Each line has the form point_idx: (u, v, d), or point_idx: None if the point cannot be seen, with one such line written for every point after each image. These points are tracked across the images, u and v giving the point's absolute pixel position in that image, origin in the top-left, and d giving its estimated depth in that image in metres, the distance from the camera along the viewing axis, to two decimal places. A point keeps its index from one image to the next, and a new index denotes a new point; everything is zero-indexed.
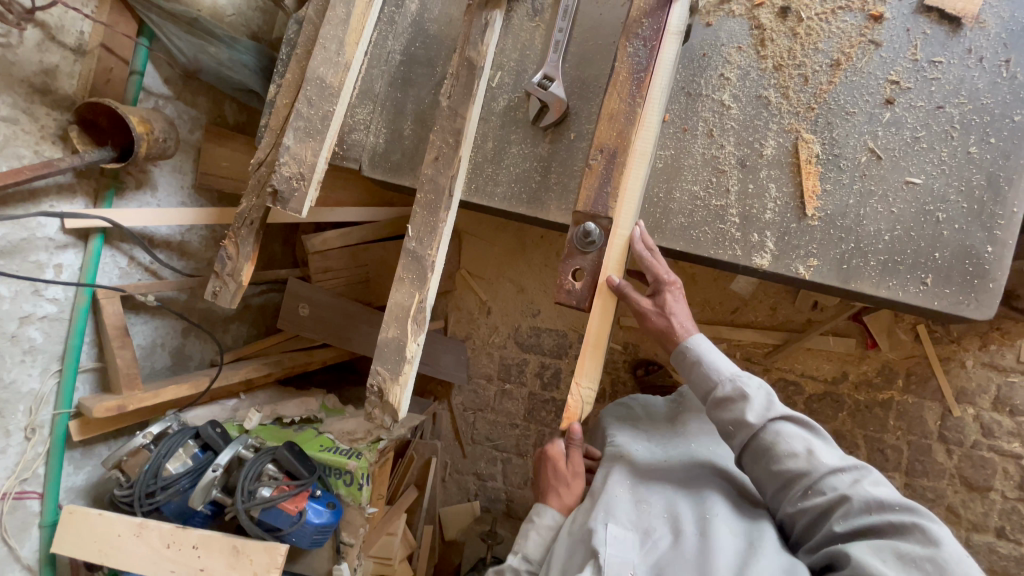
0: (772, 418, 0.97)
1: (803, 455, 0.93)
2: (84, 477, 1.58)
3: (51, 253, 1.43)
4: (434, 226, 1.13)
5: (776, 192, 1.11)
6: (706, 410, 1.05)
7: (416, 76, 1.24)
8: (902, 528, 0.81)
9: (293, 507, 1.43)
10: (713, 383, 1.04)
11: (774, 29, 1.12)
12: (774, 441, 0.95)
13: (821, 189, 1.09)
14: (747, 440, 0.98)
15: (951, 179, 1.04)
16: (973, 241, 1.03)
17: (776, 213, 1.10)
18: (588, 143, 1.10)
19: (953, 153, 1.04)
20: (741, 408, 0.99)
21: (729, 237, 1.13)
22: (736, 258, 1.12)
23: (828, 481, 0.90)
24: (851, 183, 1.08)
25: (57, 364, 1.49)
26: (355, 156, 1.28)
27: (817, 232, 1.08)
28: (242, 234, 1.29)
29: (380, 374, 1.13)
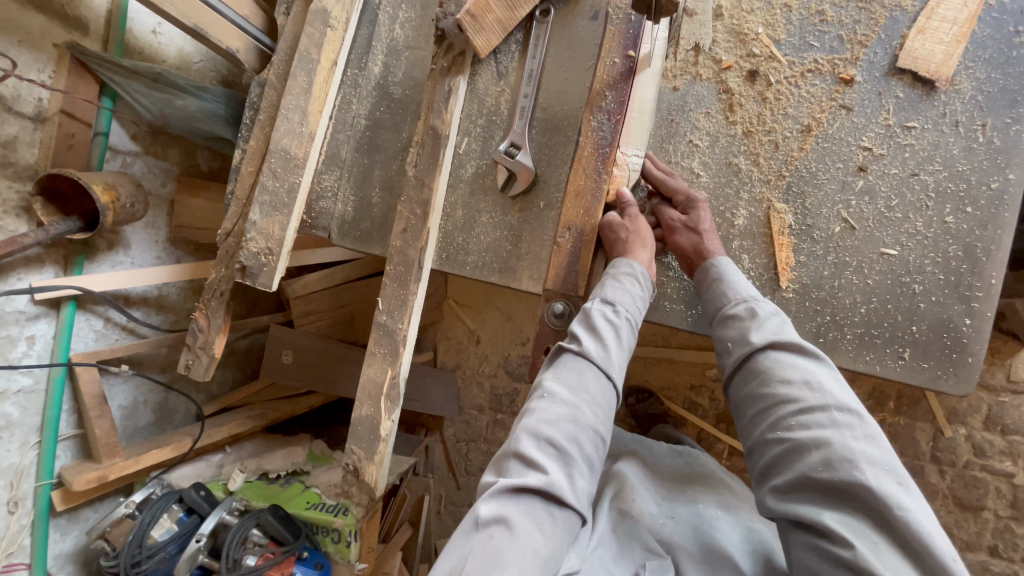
0: (774, 344, 0.89)
1: (797, 384, 0.84)
2: (70, 544, 1.56)
3: (23, 325, 1.41)
4: (405, 299, 1.11)
5: (749, 264, 1.08)
6: (713, 330, 0.99)
7: (382, 142, 1.21)
8: (880, 496, 0.71)
9: (279, 573, 1.44)
10: (728, 302, 0.98)
11: (743, 94, 1.10)
12: (771, 367, 0.87)
13: (794, 261, 1.06)
14: (743, 359, 0.91)
15: (927, 250, 1.01)
16: (951, 313, 1.00)
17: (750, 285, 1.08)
18: (558, 214, 1.07)
19: (928, 223, 1.02)
20: (747, 328, 0.92)
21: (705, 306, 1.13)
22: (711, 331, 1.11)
23: (815, 417, 0.80)
24: (826, 254, 1.05)
25: (36, 436, 1.47)
26: (324, 223, 1.24)
27: (793, 305, 1.05)
28: (212, 306, 1.27)
29: (356, 453, 1.11)
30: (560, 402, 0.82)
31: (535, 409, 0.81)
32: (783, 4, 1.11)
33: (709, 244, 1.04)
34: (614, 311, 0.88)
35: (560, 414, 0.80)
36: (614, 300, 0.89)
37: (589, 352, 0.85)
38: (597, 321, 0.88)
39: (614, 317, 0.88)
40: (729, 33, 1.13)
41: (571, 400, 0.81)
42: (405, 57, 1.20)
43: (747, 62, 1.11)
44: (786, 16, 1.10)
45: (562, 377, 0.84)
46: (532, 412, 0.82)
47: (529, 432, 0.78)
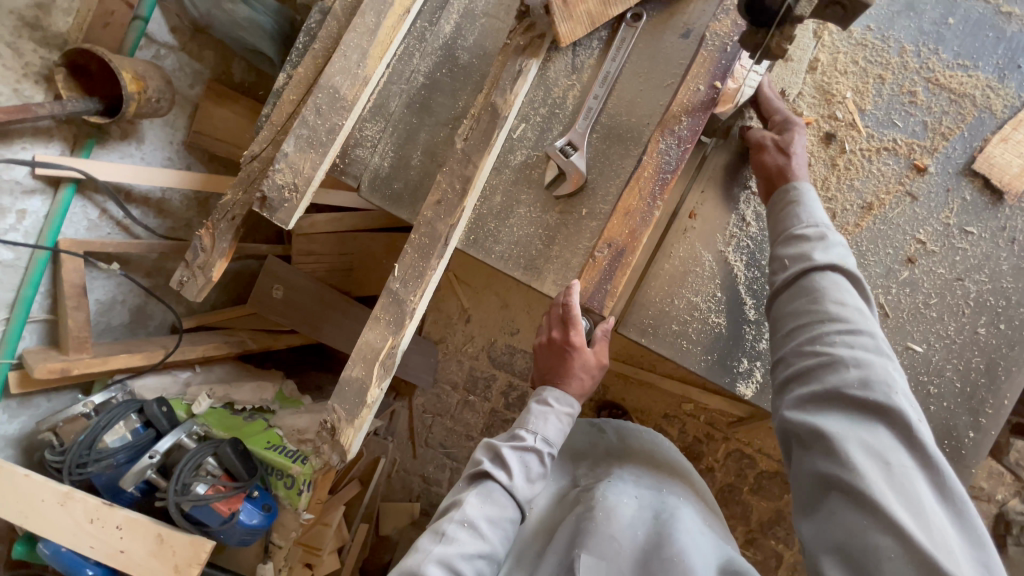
0: (836, 266, 0.83)
1: (850, 308, 0.79)
2: (16, 427, 1.52)
3: (16, 198, 1.35)
4: (422, 271, 1.08)
5: None
6: (770, 244, 0.92)
7: (435, 105, 1.15)
8: (908, 429, 0.70)
9: (226, 507, 1.39)
10: (797, 223, 0.89)
11: (816, 155, 1.10)
12: (827, 287, 0.82)
13: None
14: (797, 273, 0.85)
15: (952, 356, 1.04)
16: (958, 422, 1.03)
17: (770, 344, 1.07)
18: (599, 225, 1.04)
19: (960, 329, 1.04)
20: (812, 245, 0.85)
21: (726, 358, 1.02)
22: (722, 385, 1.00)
23: (864, 344, 0.76)
24: None
25: (5, 312, 1.41)
26: (356, 172, 1.19)
27: None
28: (221, 228, 1.21)
29: (337, 412, 1.09)
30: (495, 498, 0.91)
31: (474, 499, 0.90)
32: (877, 74, 1.10)
33: (796, 165, 0.93)
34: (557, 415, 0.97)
35: (500, 510, 0.90)
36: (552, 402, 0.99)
37: (537, 458, 0.95)
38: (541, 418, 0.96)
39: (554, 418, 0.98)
40: (815, 89, 1.12)
41: (508, 500, 0.91)
42: (481, 23, 1.14)
43: (826, 124, 1.10)
44: (877, 87, 1.09)
45: (520, 465, 0.93)
46: (489, 490, 0.91)
47: (480, 508, 0.89)
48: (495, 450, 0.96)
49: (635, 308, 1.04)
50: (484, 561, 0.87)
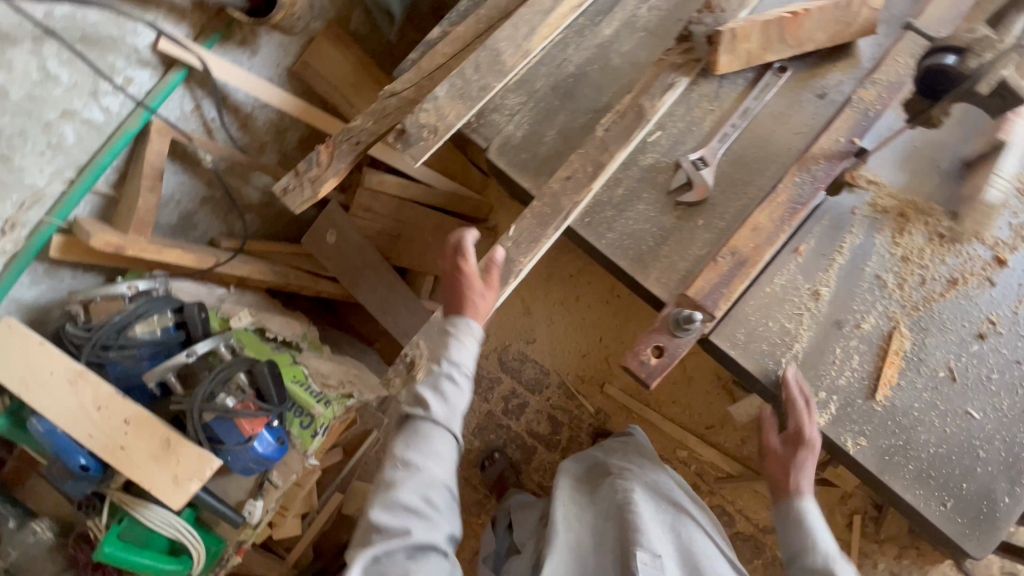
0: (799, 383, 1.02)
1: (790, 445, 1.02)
2: (33, 295, 1.42)
3: (129, 64, 1.31)
4: (538, 238, 1.12)
5: (856, 364, 1.04)
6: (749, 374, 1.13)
7: (580, 94, 1.23)
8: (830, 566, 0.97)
9: (248, 428, 1.33)
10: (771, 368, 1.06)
11: (917, 224, 1.08)
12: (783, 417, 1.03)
13: (896, 382, 1.03)
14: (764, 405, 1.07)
15: (1006, 429, 1.01)
16: (997, 486, 1.00)
17: (849, 382, 1.04)
18: (713, 238, 1.11)
19: (1014, 406, 1.02)
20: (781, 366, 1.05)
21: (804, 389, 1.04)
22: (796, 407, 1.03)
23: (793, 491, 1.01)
24: (922, 390, 1.03)
25: (72, 173, 1.35)
26: (487, 134, 1.24)
27: (876, 418, 1.02)
28: (341, 149, 1.22)
29: (419, 349, 1.10)
30: (429, 459, 1.01)
31: (410, 451, 1.01)
32: None
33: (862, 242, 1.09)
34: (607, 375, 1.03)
35: (428, 460, 1.01)
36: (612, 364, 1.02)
37: (433, 409, 1.03)
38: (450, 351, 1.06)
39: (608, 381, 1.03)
40: None
41: (434, 448, 1.01)
42: (639, 36, 1.24)
43: None
44: None
45: (431, 401, 1.03)
46: (422, 453, 1.01)
47: (408, 461, 1.00)
48: (416, 395, 1.06)
49: (729, 319, 1.08)
50: (421, 525, 0.96)
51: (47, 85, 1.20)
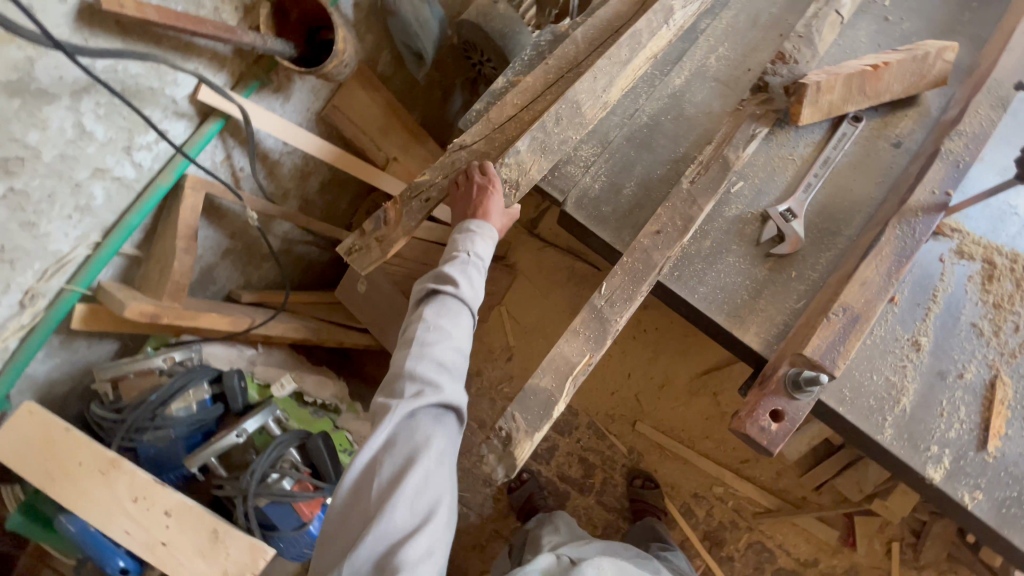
0: None
1: None
2: (46, 371, 1.26)
3: (166, 116, 1.20)
4: (633, 295, 1.07)
5: (964, 415, 1.03)
6: None
7: (656, 144, 1.21)
8: None
9: (307, 511, 1.21)
10: None
11: (1005, 273, 1.09)
12: None
13: (1005, 432, 1.02)
14: None
15: None
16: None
17: (960, 434, 1.02)
18: (807, 290, 1.09)
19: None
20: None
21: (915, 443, 1.02)
22: (910, 462, 1.01)
23: None
24: None
25: (98, 235, 1.21)
26: (562, 186, 1.20)
27: (990, 470, 1.00)
28: (412, 205, 1.15)
29: (515, 422, 1.00)
30: (450, 327, 1.00)
31: (432, 309, 1.01)
32: None
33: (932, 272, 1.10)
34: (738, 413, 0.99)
35: (444, 326, 0.99)
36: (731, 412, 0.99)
37: (461, 295, 1.03)
38: (415, 321, 1.02)
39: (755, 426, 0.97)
40: None
41: (458, 308, 1.02)
42: (710, 85, 1.24)
43: None
44: None
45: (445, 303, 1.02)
46: (431, 337, 0.98)
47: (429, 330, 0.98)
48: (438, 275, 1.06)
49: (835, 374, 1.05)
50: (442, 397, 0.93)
51: (81, 142, 1.07)
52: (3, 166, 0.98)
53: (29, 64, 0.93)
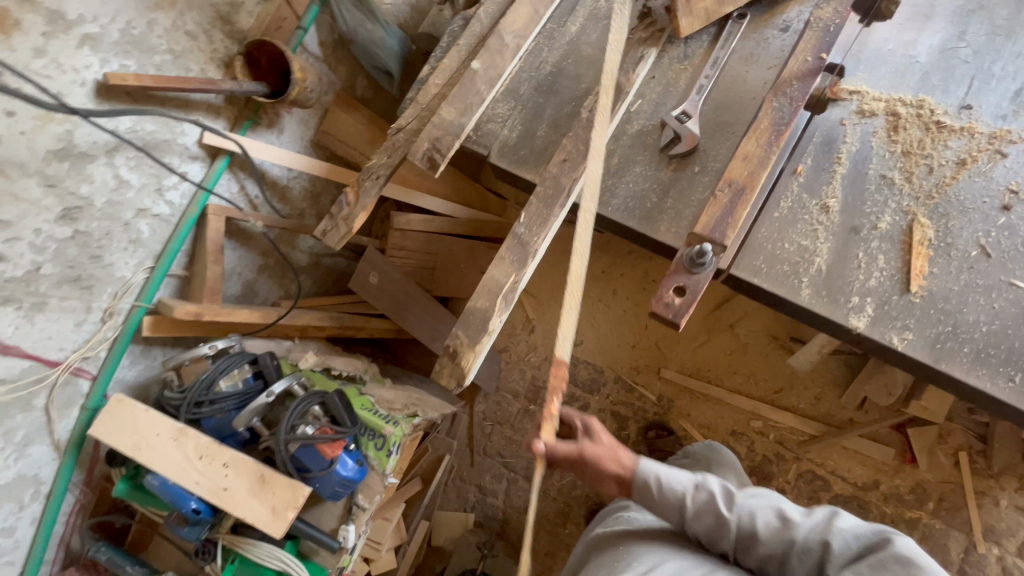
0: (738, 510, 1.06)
1: (778, 522, 1.03)
2: (134, 374, 1.64)
3: (183, 160, 1.56)
4: (547, 217, 1.22)
5: (883, 264, 1.05)
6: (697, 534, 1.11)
7: (561, 87, 1.36)
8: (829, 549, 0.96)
9: (329, 452, 1.46)
10: (681, 495, 1.12)
11: (910, 120, 1.11)
12: (754, 530, 1.04)
13: (928, 271, 1.03)
14: (733, 541, 1.06)
15: None
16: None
17: (880, 282, 1.04)
18: (711, 180, 1.17)
19: None
20: (744, 525, 1.05)
21: (836, 297, 1.05)
22: (831, 315, 1.04)
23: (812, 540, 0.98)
24: (959, 273, 1.02)
25: (151, 262, 1.58)
26: (486, 143, 1.38)
27: (917, 309, 1.02)
28: (365, 185, 1.39)
29: (459, 338, 1.21)
30: None
31: None
32: None
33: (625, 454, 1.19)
34: (701, 497, 1.11)
35: None
36: (694, 518, 1.10)
37: None
38: None
39: (711, 494, 1.09)
40: None
41: None
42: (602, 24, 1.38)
43: None
44: None
45: None
46: None
47: None
48: None
49: (746, 251, 1.11)
50: None
51: (121, 189, 1.45)
52: (69, 214, 1.36)
53: (68, 135, 1.31)
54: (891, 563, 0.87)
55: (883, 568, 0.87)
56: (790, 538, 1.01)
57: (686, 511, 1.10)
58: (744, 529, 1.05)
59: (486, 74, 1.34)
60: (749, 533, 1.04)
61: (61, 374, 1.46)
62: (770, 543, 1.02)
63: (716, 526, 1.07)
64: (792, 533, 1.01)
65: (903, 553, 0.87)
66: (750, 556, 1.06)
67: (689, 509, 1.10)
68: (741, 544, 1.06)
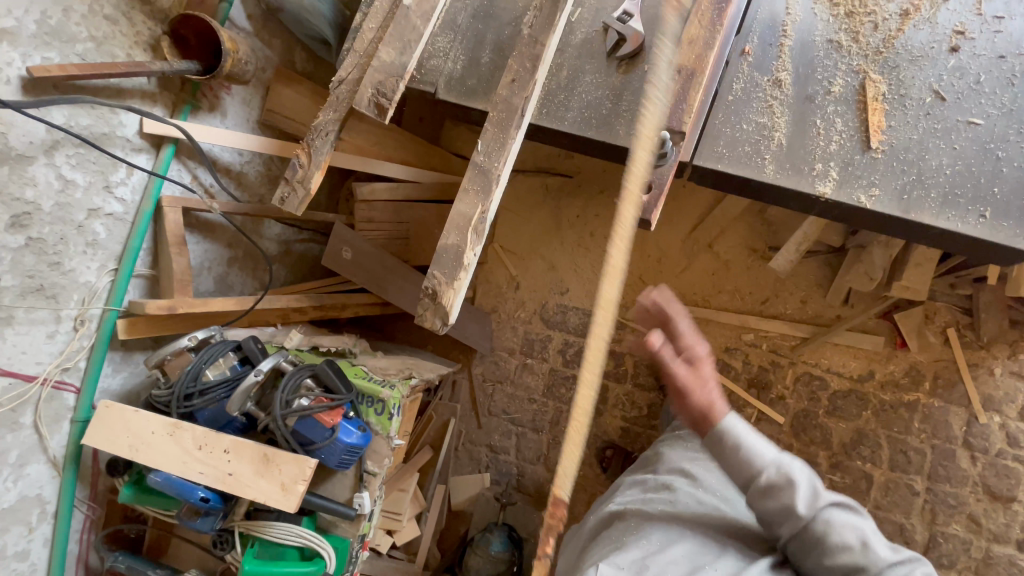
0: (818, 504, 0.99)
1: (857, 545, 0.94)
2: (119, 382, 1.61)
3: (127, 153, 1.50)
4: (504, 141, 1.19)
5: (841, 126, 1.04)
6: (747, 495, 1.05)
7: (499, 10, 1.32)
8: None
9: (328, 420, 1.45)
10: (756, 468, 1.04)
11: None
12: (825, 531, 0.96)
13: (886, 125, 1.02)
14: (792, 529, 1.01)
15: (1013, 120, 0.99)
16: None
17: (840, 145, 1.04)
18: (660, 74, 1.16)
19: (1015, 97, 0.99)
20: (790, 496, 1.00)
21: (798, 167, 1.05)
22: (798, 186, 1.04)
23: (883, 572, 0.91)
24: (917, 122, 1.02)
25: (114, 263, 1.53)
26: (432, 80, 1.34)
27: (880, 164, 1.01)
28: (316, 144, 1.35)
29: (436, 278, 1.17)
30: None
31: None
32: None
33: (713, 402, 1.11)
34: (781, 482, 1.01)
35: None
36: (763, 495, 1.02)
37: None
38: None
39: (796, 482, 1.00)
40: None
41: None
42: None
43: None
44: None
45: None
46: None
47: None
48: None
49: (705, 137, 1.10)
50: None
51: (67, 191, 1.39)
52: (18, 221, 1.30)
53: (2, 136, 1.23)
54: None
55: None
56: (859, 566, 0.92)
57: (754, 486, 1.03)
58: (815, 532, 0.97)
59: (421, 9, 1.31)
60: (822, 537, 0.96)
61: (42, 389, 1.42)
62: (840, 562, 0.94)
63: (783, 511, 1.00)
64: (868, 560, 0.92)
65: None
66: (808, 559, 0.99)
67: (761, 485, 1.02)
68: (806, 544, 0.99)
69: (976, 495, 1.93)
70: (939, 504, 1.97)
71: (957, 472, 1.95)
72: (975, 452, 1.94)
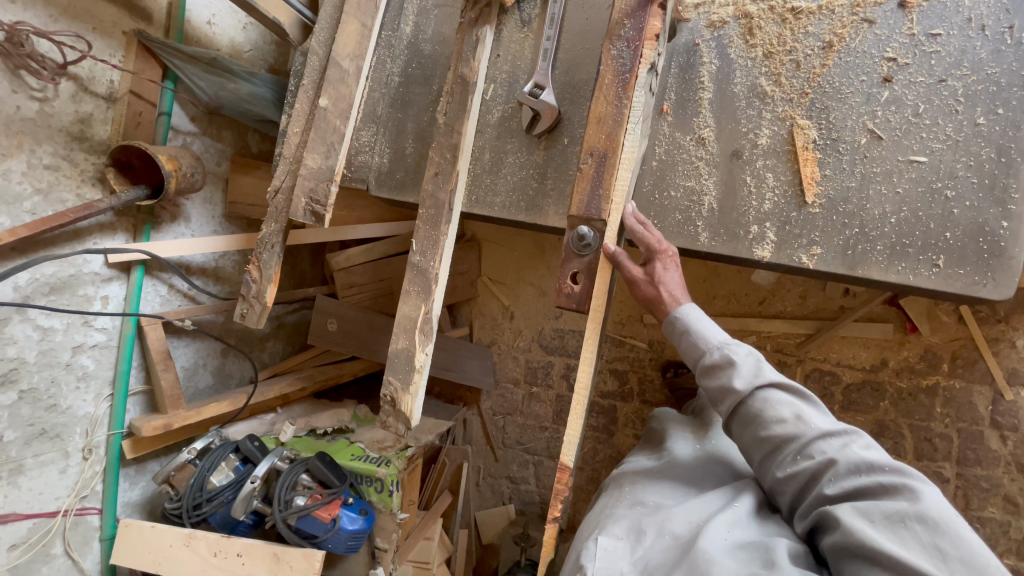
0: (759, 386, 0.96)
1: (792, 420, 0.91)
2: (138, 492, 1.71)
3: (98, 286, 1.56)
4: (436, 238, 1.18)
5: (774, 181, 1.21)
6: (697, 377, 1.05)
7: (414, 96, 1.41)
8: (888, 490, 0.79)
9: (327, 514, 1.51)
10: (702, 351, 1.03)
11: (761, 18, 1.25)
12: (763, 408, 0.94)
13: (820, 175, 1.19)
14: (735, 406, 0.97)
15: (960, 154, 1.11)
16: (987, 217, 1.10)
17: (775, 203, 1.21)
18: (580, 148, 1.21)
19: (959, 126, 1.12)
20: (729, 375, 0.98)
21: (731, 232, 1.23)
22: (739, 252, 1.22)
23: (818, 445, 0.88)
24: (852, 166, 1.17)
25: (109, 388, 1.61)
26: (363, 176, 1.45)
27: (819, 220, 1.18)
28: (264, 257, 1.37)
29: (392, 384, 1.17)
30: None
31: None
32: None
33: (668, 297, 1.09)
34: (726, 362, 1.00)
35: None
36: (705, 376, 1.02)
37: None
38: None
39: (736, 359, 0.99)
40: None
41: None
42: (434, 15, 1.41)
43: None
44: None
45: None
46: None
47: None
48: None
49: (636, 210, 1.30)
50: None
51: (48, 337, 1.46)
52: (6, 379, 1.38)
53: None
54: (914, 523, 0.74)
55: (902, 525, 0.75)
56: (790, 437, 0.91)
57: (699, 365, 1.03)
58: (751, 409, 0.96)
59: (338, 108, 1.29)
60: (757, 411, 0.94)
61: (65, 519, 1.52)
62: (774, 435, 0.92)
63: (721, 390, 0.99)
64: (801, 432, 0.90)
65: (930, 514, 0.74)
66: (744, 431, 0.97)
67: (705, 365, 1.02)
68: (742, 418, 0.97)
69: (1010, 474, 1.74)
70: (970, 487, 1.78)
71: (987, 454, 1.76)
72: (1005, 431, 1.74)
